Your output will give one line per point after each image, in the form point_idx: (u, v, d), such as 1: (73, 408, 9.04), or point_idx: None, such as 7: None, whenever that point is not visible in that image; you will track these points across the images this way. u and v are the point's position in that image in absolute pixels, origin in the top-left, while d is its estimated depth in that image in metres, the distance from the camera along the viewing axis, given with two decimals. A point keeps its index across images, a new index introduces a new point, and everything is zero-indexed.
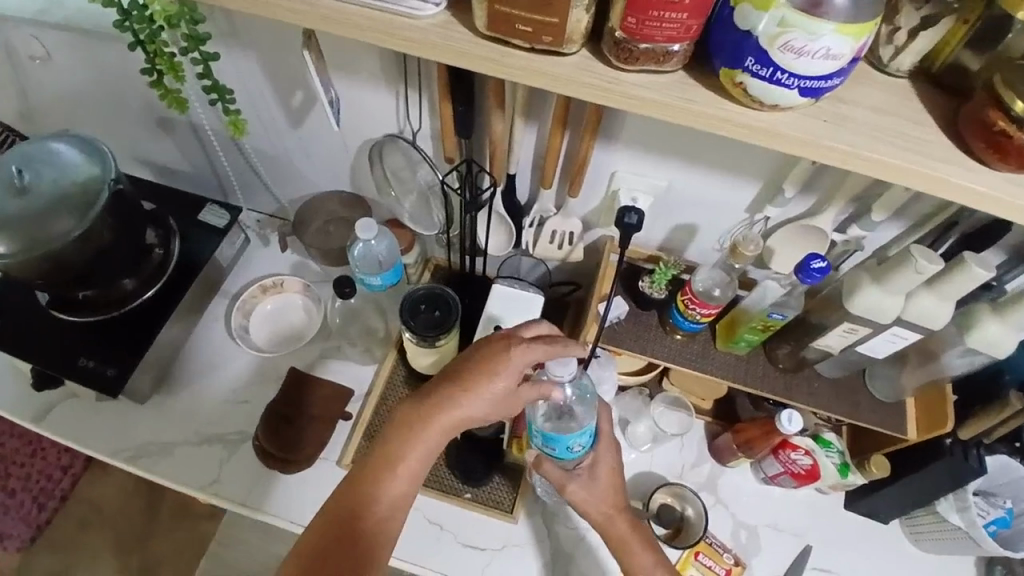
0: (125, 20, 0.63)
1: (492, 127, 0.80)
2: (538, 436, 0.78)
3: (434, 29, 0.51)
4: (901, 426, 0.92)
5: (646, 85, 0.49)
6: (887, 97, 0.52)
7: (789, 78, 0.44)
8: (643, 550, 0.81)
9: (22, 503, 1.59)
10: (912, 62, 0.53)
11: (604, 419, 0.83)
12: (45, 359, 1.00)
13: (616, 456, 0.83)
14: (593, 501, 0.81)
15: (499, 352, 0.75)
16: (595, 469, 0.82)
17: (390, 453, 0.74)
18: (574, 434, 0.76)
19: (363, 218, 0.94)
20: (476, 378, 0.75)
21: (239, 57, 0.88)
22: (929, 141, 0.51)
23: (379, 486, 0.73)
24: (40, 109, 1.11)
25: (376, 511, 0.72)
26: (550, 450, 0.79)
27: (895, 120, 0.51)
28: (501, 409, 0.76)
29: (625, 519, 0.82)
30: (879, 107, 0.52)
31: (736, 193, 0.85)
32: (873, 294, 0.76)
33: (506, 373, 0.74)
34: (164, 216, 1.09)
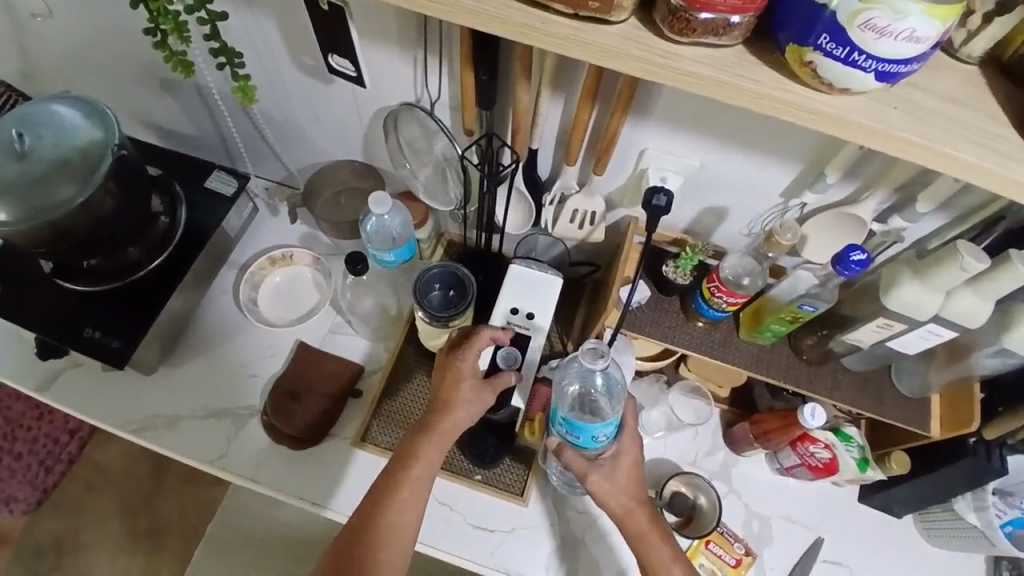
0: None
1: (517, 98, 0.75)
2: (562, 424, 0.76)
3: None
4: (924, 423, 0.89)
5: (702, 60, 0.44)
6: (960, 86, 0.47)
7: (866, 60, 0.39)
8: (661, 543, 0.77)
9: (29, 467, 1.51)
10: (984, 49, 0.47)
11: (630, 413, 0.82)
12: (48, 328, 0.98)
13: (640, 447, 0.81)
14: (612, 494, 0.78)
15: (449, 365, 0.84)
16: (617, 461, 0.80)
17: (389, 489, 0.78)
18: (599, 425, 0.74)
19: (376, 192, 0.90)
20: (445, 391, 0.83)
21: (248, 15, 0.82)
22: (1002, 136, 0.45)
23: (383, 522, 0.76)
24: (40, 66, 1.06)
25: (389, 539, 0.75)
26: (573, 439, 0.78)
27: (969, 112, 0.46)
28: (477, 411, 0.83)
29: (645, 513, 0.78)
30: (951, 97, 0.47)
31: (772, 177, 0.80)
32: (912, 290, 0.72)
33: (466, 379, 0.83)
34: (169, 181, 1.06)
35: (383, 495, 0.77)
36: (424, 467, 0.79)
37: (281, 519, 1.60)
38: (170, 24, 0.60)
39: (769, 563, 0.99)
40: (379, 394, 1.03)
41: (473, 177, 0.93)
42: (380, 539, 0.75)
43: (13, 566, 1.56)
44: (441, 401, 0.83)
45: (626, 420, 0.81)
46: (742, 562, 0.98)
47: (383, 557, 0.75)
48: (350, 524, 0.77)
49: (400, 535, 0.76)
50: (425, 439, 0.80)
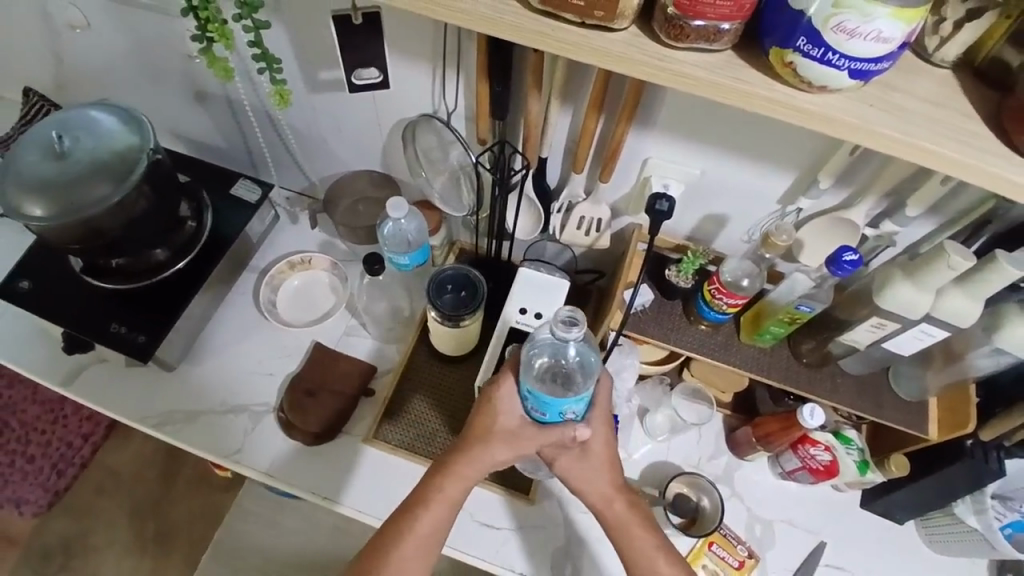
0: None
1: (529, 108, 0.81)
2: (531, 398, 0.76)
3: (487, 2, 0.51)
4: (922, 425, 0.91)
5: (697, 63, 0.49)
6: (936, 88, 0.52)
7: (840, 60, 0.44)
8: (643, 532, 0.82)
9: (41, 470, 1.56)
10: (956, 54, 0.52)
11: (602, 393, 0.83)
12: (77, 324, 1.03)
13: (609, 428, 0.83)
14: (589, 484, 0.83)
15: (489, 395, 0.82)
16: (587, 446, 0.82)
17: (402, 525, 0.80)
18: (570, 399, 0.75)
19: (393, 197, 0.96)
20: (477, 427, 0.82)
21: (278, 34, 0.89)
22: (973, 132, 0.50)
23: (396, 557, 0.78)
24: (82, 79, 1.13)
25: (400, 569, 0.78)
26: (541, 414, 0.78)
27: (943, 111, 0.51)
28: (513, 452, 0.81)
29: (622, 503, 0.83)
30: (927, 97, 0.51)
31: (769, 184, 0.85)
32: (905, 290, 0.75)
33: (503, 414, 0.82)
34: (197, 189, 1.12)
35: (398, 529, 0.80)
36: (442, 504, 0.80)
37: (285, 524, 1.59)
38: (216, 30, 0.64)
39: (771, 566, 1.01)
40: (390, 395, 1.06)
41: (485, 184, 0.99)
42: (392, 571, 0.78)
43: (20, 568, 1.58)
44: (472, 438, 0.82)
45: (596, 404, 0.82)
46: (745, 564, 0.99)
47: None
48: (363, 550, 0.80)
49: (410, 567, 0.79)
50: (446, 478, 0.81)
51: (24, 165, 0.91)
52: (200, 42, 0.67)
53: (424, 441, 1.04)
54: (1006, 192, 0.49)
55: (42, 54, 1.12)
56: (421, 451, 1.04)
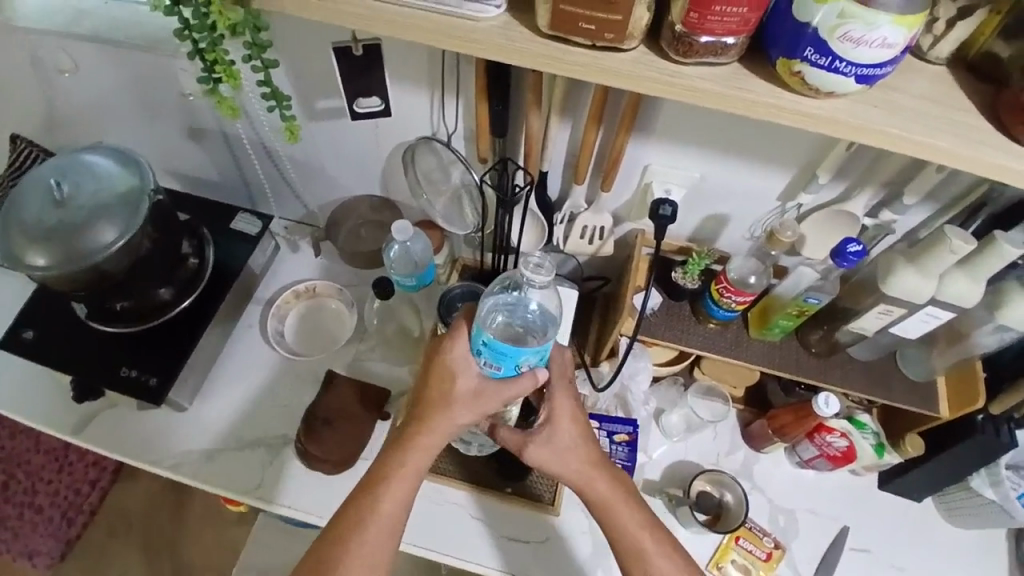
0: (186, 29, 0.59)
1: (529, 125, 0.82)
2: (486, 347, 0.75)
3: (496, 29, 0.52)
4: (933, 404, 0.93)
5: (706, 76, 0.51)
6: (931, 84, 0.54)
7: (847, 66, 0.46)
8: (625, 505, 0.85)
9: (51, 519, 1.57)
10: (951, 50, 0.54)
11: (559, 368, 0.87)
12: (85, 372, 1.01)
13: (572, 400, 0.86)
14: (564, 465, 0.85)
15: (439, 358, 0.84)
16: (553, 424, 0.86)
17: (364, 506, 0.81)
18: (527, 348, 0.74)
19: (397, 221, 0.97)
20: (432, 394, 0.83)
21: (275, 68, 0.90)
22: (972, 125, 0.52)
23: (359, 535, 0.80)
24: (76, 124, 1.13)
25: (366, 548, 0.80)
26: (494, 367, 0.77)
27: (941, 106, 0.53)
28: (470, 414, 0.82)
29: (602, 479, 0.85)
30: (923, 93, 0.53)
31: (768, 183, 0.87)
32: (909, 276, 0.77)
33: (459, 376, 0.82)
34: (197, 226, 1.11)
35: (360, 509, 0.81)
36: (403, 478, 0.83)
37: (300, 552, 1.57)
38: (225, 71, 0.62)
39: (799, 556, 1.02)
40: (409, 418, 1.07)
41: (489, 204, 0.99)
42: (355, 548, 0.79)
43: None
44: (428, 407, 0.84)
45: (554, 377, 0.87)
46: (772, 556, 1.00)
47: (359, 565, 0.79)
48: (323, 530, 0.82)
49: (375, 544, 0.80)
50: (405, 452, 0.83)
51: (24, 213, 0.90)
52: (208, 84, 0.65)
53: (443, 460, 1.06)
54: (1008, 180, 0.51)
55: (30, 101, 1.11)
56: (438, 470, 1.05)
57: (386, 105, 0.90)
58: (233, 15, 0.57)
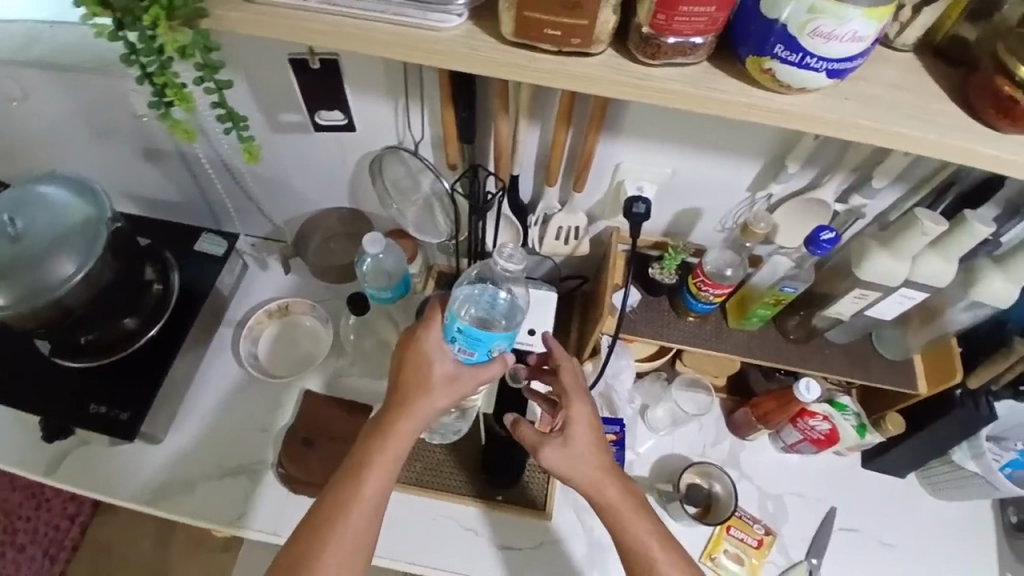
0: (131, 54, 0.55)
1: (498, 130, 0.80)
2: (461, 333, 0.83)
3: (460, 38, 0.51)
4: (911, 383, 0.95)
5: (674, 77, 0.50)
6: (898, 72, 0.54)
7: (818, 62, 0.45)
8: (637, 514, 0.84)
9: (33, 558, 1.49)
10: (917, 37, 0.55)
11: (572, 379, 0.90)
12: (50, 411, 0.97)
13: (590, 408, 0.88)
14: (577, 472, 0.85)
15: (412, 345, 0.88)
16: (570, 430, 0.86)
17: (347, 491, 0.81)
18: (498, 333, 0.83)
19: (369, 234, 0.95)
20: (411, 378, 0.87)
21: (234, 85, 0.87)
22: (941, 111, 0.52)
23: (341, 519, 0.80)
24: (23, 152, 1.08)
25: (348, 532, 0.80)
26: (469, 352, 0.86)
27: (909, 94, 0.53)
28: (446, 397, 0.86)
29: (614, 487, 0.85)
30: (890, 82, 0.54)
31: (739, 174, 0.87)
32: (883, 260, 0.78)
33: (435, 361, 0.87)
34: (159, 250, 1.07)
35: (344, 494, 0.81)
36: (385, 463, 0.83)
37: None
38: (176, 95, 0.59)
39: (789, 540, 1.04)
40: None
41: (461, 211, 0.98)
42: (335, 532, 0.79)
43: None
44: (409, 394, 0.86)
45: (570, 386, 0.89)
46: (763, 542, 1.02)
47: (341, 551, 0.79)
48: (307, 514, 0.82)
49: (356, 528, 0.80)
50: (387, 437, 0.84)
51: None
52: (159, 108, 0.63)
53: (431, 474, 1.05)
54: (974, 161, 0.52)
55: None
56: (426, 483, 1.04)
57: (350, 119, 0.89)
58: (182, 37, 0.54)
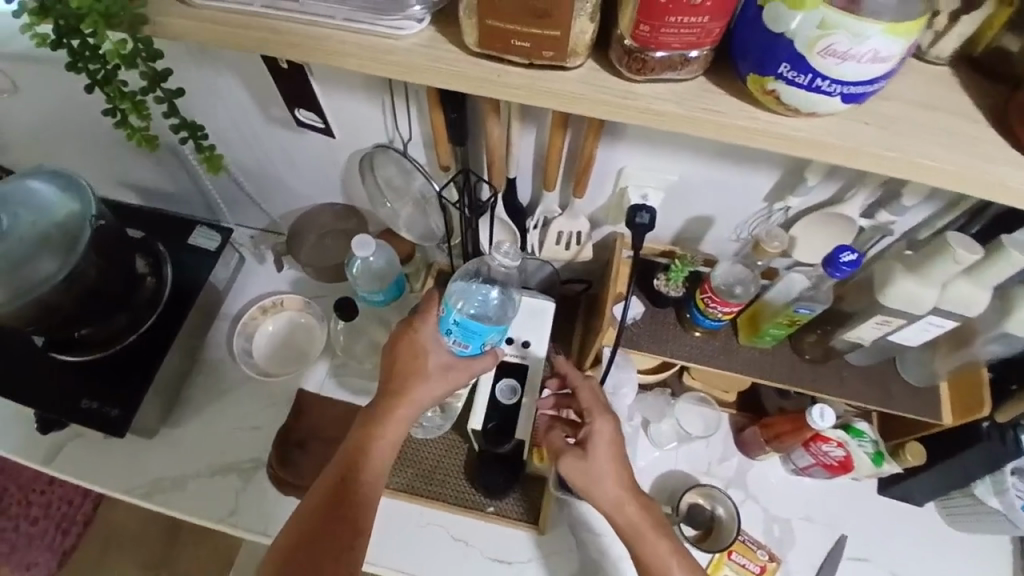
0: (75, 59, 0.53)
1: (489, 132, 0.74)
2: (456, 326, 0.81)
3: (419, 51, 0.47)
4: (935, 411, 0.87)
5: (662, 95, 0.45)
6: (930, 90, 0.48)
7: (831, 85, 0.40)
8: (657, 537, 0.80)
9: (45, 531, 1.47)
10: (953, 48, 0.48)
11: (593, 397, 0.86)
12: (44, 404, 0.96)
13: (613, 425, 0.84)
14: (597, 489, 0.81)
15: (407, 335, 0.87)
16: (593, 446, 0.82)
17: (350, 468, 0.81)
18: (492, 327, 0.82)
19: (359, 235, 0.90)
20: (407, 369, 0.85)
21: (223, 75, 0.84)
22: (976, 137, 0.46)
23: (343, 494, 0.79)
24: (19, 141, 1.06)
25: (349, 508, 0.78)
26: (462, 345, 0.84)
27: (941, 116, 0.47)
28: (441, 388, 0.85)
29: (634, 506, 0.81)
30: (920, 102, 0.48)
31: (753, 183, 0.79)
32: (907, 286, 0.70)
33: (431, 351, 0.86)
34: (152, 243, 1.05)
35: (347, 472, 0.81)
36: (381, 455, 0.82)
37: None
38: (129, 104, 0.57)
39: (794, 566, 0.98)
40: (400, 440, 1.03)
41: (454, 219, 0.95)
42: (337, 529, 0.76)
43: None
44: (404, 386, 0.84)
45: (589, 402, 0.85)
46: (766, 570, 0.97)
47: (342, 527, 0.77)
48: (303, 513, 0.78)
49: (357, 505, 0.79)
50: (383, 429, 0.83)
51: None
52: (114, 117, 0.59)
53: (423, 481, 1.01)
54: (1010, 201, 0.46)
55: None
56: (416, 491, 1.01)
57: (327, 123, 0.88)
58: (125, 44, 0.51)
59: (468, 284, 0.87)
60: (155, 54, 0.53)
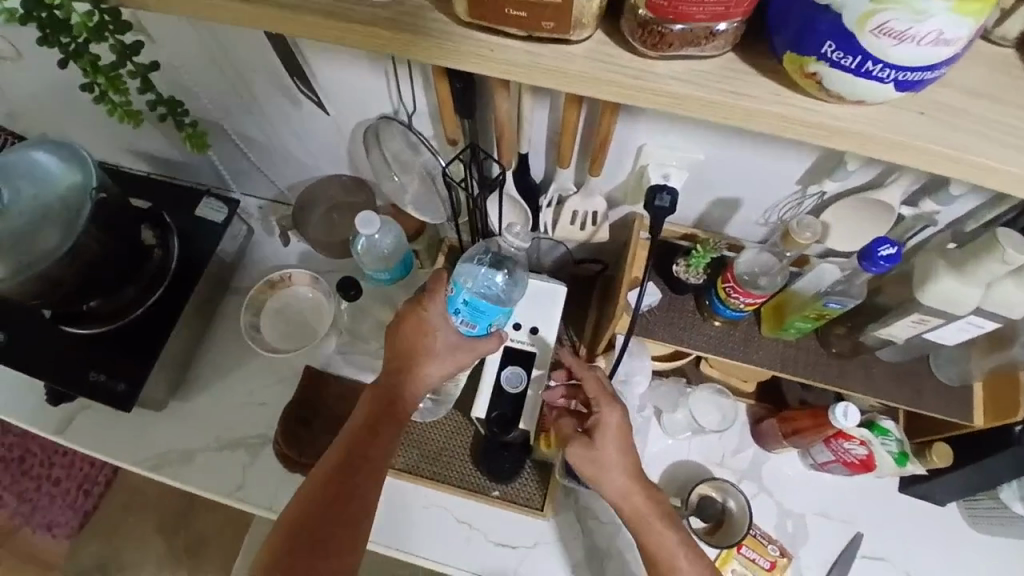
0: (46, 35, 0.54)
1: (497, 106, 0.69)
2: (467, 307, 0.79)
3: (423, 23, 0.46)
4: (966, 413, 0.81)
5: (679, 74, 0.44)
6: (998, 78, 0.45)
7: (883, 69, 0.37)
8: (665, 527, 0.77)
9: (67, 492, 1.52)
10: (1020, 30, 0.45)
11: (597, 381, 0.81)
12: (54, 376, 0.97)
13: (621, 415, 0.79)
14: (605, 478, 0.78)
15: (415, 314, 0.82)
16: (600, 435, 0.78)
17: (352, 450, 0.78)
18: (500, 311, 0.80)
19: (362, 212, 0.86)
20: (412, 347, 0.81)
21: (223, 41, 0.79)
22: None
23: (344, 478, 0.76)
24: (26, 106, 1.04)
25: (349, 494, 0.75)
26: (469, 327, 0.81)
27: (1004, 109, 0.44)
28: (447, 368, 0.82)
29: (642, 496, 0.78)
30: (977, 91, 0.45)
31: (786, 165, 0.73)
32: (950, 284, 0.64)
33: (439, 331, 0.81)
34: (159, 213, 1.02)
35: (349, 455, 0.77)
36: (385, 434, 0.79)
37: None
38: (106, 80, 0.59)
39: (805, 563, 0.95)
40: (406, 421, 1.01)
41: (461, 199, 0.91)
42: (340, 510, 0.74)
43: None
44: (410, 364, 0.81)
45: (594, 391, 0.80)
46: (776, 565, 0.94)
47: (341, 513, 0.74)
48: (304, 492, 0.75)
49: (359, 490, 0.76)
50: (388, 407, 0.80)
51: None
52: (93, 92, 0.61)
53: (428, 461, 1.00)
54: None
55: None
56: (420, 472, 0.99)
57: (317, 97, 0.86)
58: (94, 17, 0.55)
59: (475, 266, 0.83)
60: (122, 26, 0.56)
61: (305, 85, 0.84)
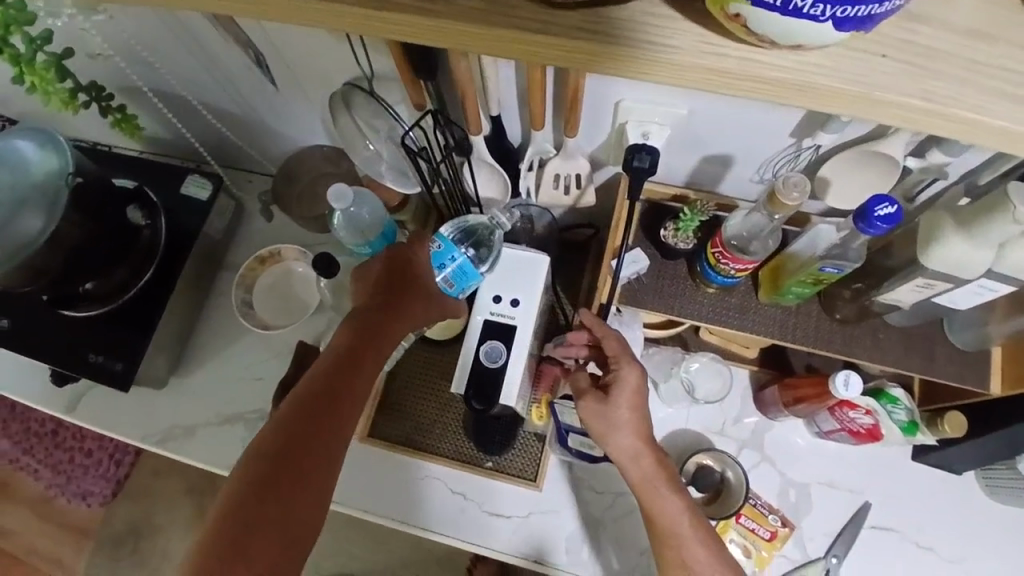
0: None
1: (456, 68, 0.64)
2: (455, 265, 0.78)
3: None
4: (981, 379, 0.76)
5: (606, 27, 0.40)
6: (987, 11, 0.39)
7: (814, 5, 0.32)
8: (671, 493, 0.74)
9: (99, 462, 1.56)
10: None
11: (617, 344, 0.78)
12: (54, 358, 0.99)
13: (641, 376, 0.76)
14: (615, 436, 0.75)
15: (399, 260, 0.81)
16: (616, 392, 0.75)
17: (321, 393, 0.72)
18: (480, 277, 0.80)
19: (335, 184, 0.82)
20: (394, 292, 0.80)
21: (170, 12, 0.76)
22: (1017, 70, 0.38)
23: (311, 424, 0.69)
24: (10, 90, 1.04)
25: (315, 441, 0.68)
26: (448, 286, 0.80)
27: (994, 49, 0.38)
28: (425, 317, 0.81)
29: (650, 459, 0.75)
30: (962, 28, 0.39)
31: (775, 117, 0.66)
32: (956, 243, 0.58)
33: (420, 279, 0.81)
34: (144, 192, 0.99)
35: (318, 399, 0.71)
36: (364, 373, 0.75)
37: None
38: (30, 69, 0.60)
39: (808, 534, 0.92)
40: (397, 396, 1.00)
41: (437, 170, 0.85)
42: (318, 447, 0.68)
43: (96, 555, 1.59)
44: (388, 306, 0.80)
45: (617, 354, 0.77)
46: (777, 535, 0.91)
47: (304, 462, 0.67)
48: (275, 424, 0.69)
49: (324, 440, 0.69)
50: (367, 347, 0.77)
51: None
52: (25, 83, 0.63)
53: (421, 434, 0.99)
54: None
55: None
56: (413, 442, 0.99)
57: (267, 62, 0.83)
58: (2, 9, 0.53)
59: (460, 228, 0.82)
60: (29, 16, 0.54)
61: (256, 49, 0.80)
